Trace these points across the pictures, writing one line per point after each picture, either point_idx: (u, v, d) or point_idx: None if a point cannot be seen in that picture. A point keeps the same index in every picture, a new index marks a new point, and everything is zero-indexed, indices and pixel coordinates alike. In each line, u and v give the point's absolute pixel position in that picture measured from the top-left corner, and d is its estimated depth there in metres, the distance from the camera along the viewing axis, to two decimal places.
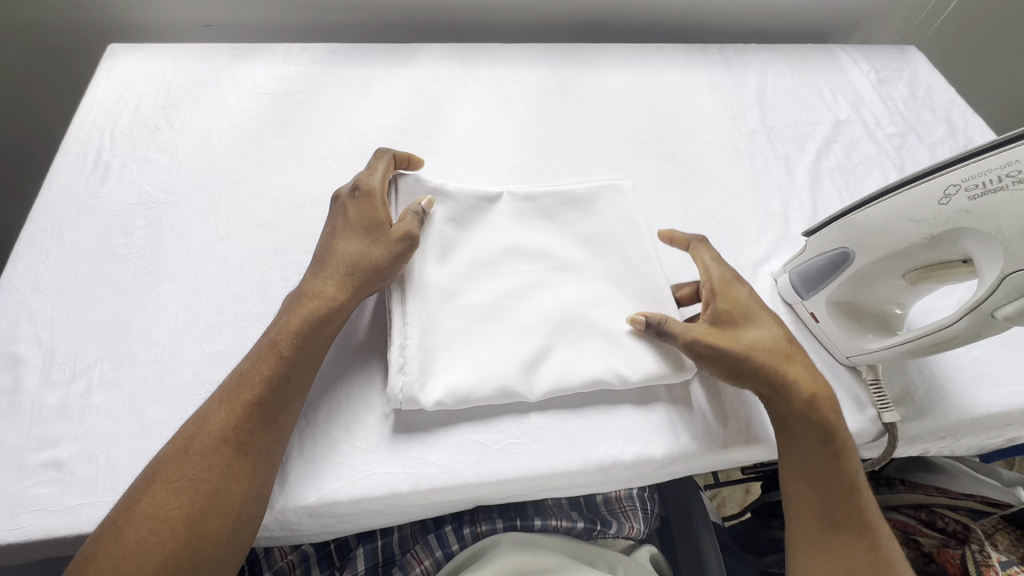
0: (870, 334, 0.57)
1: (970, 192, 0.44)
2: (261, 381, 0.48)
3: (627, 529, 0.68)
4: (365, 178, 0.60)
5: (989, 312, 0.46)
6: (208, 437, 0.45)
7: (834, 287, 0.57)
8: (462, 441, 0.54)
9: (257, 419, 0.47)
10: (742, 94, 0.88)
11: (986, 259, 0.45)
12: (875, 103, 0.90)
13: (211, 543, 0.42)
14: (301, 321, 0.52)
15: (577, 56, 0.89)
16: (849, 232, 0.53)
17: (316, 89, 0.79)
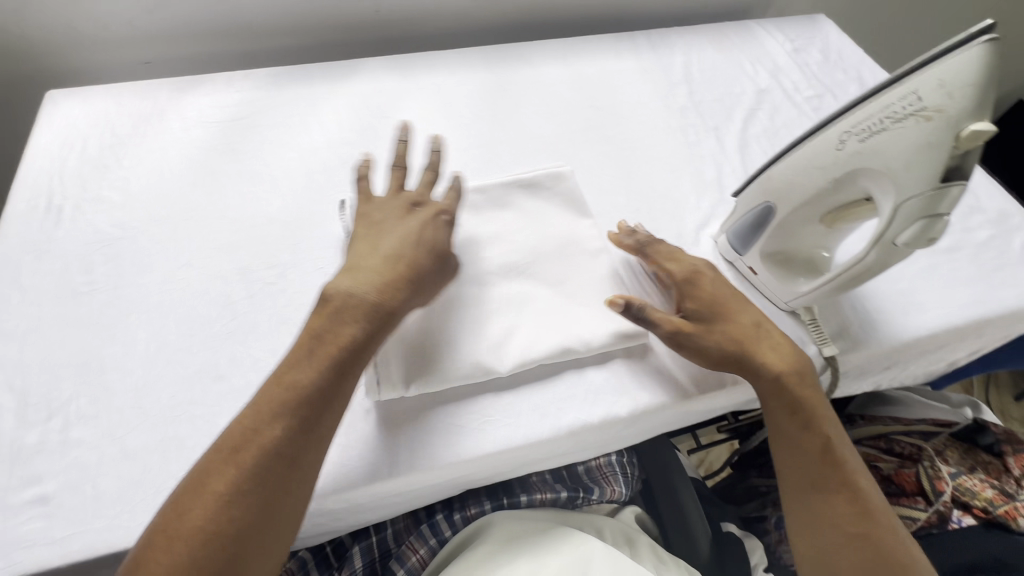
0: (801, 278, 0.63)
1: (859, 136, 0.49)
2: (299, 398, 0.48)
3: (608, 492, 0.72)
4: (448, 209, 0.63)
5: (891, 240, 0.51)
6: (258, 450, 0.46)
7: (765, 239, 0.62)
8: (440, 424, 0.57)
9: (274, 471, 0.46)
10: (669, 74, 0.93)
11: (879, 193, 0.50)
12: (792, 70, 0.96)
13: (257, 551, 0.45)
14: (316, 373, 0.50)
15: (511, 54, 0.93)
16: (768, 187, 0.58)
17: (262, 112, 0.81)
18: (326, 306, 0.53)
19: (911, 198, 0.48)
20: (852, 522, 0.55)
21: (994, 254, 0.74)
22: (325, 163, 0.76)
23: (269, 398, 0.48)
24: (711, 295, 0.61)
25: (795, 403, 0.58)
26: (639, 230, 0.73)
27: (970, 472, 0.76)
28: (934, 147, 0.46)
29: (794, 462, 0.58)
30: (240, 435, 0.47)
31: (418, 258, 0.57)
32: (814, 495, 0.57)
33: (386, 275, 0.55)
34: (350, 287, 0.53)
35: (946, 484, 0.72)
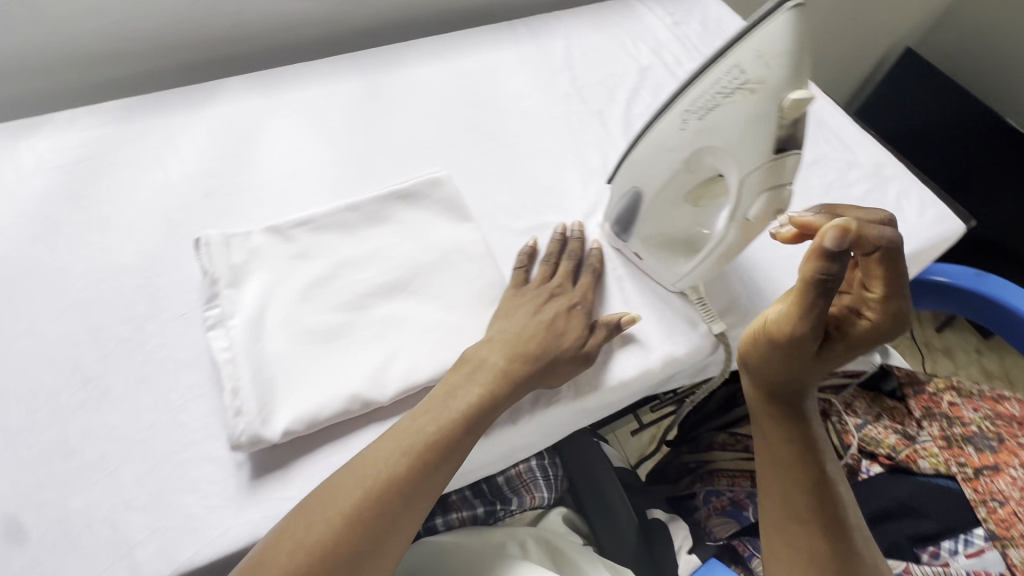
0: (681, 259, 0.61)
1: (697, 115, 0.48)
2: (466, 415, 0.52)
3: (528, 501, 0.70)
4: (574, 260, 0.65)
5: (744, 217, 0.51)
6: (394, 473, 0.48)
7: (642, 223, 0.61)
8: (320, 465, 0.53)
9: (387, 516, 0.47)
10: (551, 61, 0.91)
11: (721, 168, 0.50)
12: (673, 44, 0.96)
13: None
14: (444, 425, 0.51)
15: (386, 58, 0.89)
16: (632, 173, 0.57)
17: (111, 150, 0.74)
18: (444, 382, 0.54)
19: (748, 172, 0.47)
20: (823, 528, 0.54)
21: (872, 207, 0.75)
22: (185, 198, 0.70)
23: (449, 424, 0.51)
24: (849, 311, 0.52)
25: (788, 408, 0.56)
26: (526, 228, 0.71)
27: (876, 422, 0.77)
28: (760, 119, 0.45)
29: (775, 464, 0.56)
30: (375, 487, 0.47)
31: (577, 315, 0.60)
32: (786, 499, 0.56)
33: (508, 345, 0.56)
34: (483, 351, 0.56)
35: (853, 437, 0.74)
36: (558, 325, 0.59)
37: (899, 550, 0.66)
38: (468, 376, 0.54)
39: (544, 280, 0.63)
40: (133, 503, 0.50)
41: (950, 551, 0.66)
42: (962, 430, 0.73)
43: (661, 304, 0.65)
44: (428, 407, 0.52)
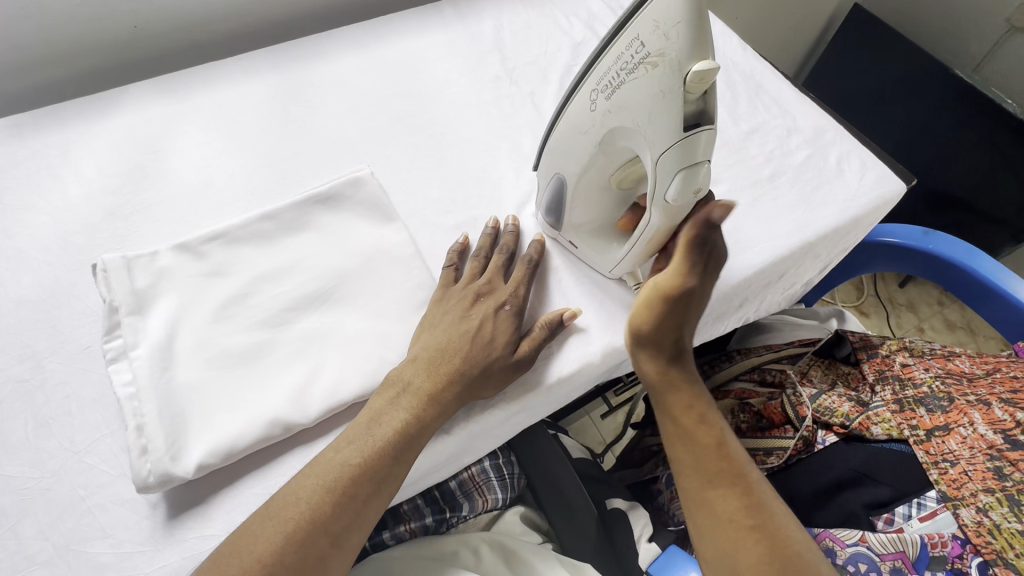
0: (614, 245, 0.59)
1: (605, 93, 0.48)
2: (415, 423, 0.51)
3: (481, 504, 0.68)
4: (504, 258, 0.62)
5: (662, 198, 0.49)
6: (352, 476, 0.48)
7: (571, 211, 0.59)
8: (240, 497, 0.50)
9: (346, 517, 0.47)
10: (479, 43, 0.87)
11: (641, 148, 0.48)
12: (607, 16, 0.92)
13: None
14: (369, 455, 0.49)
15: (303, 51, 0.83)
16: (556, 158, 0.57)
17: (1, 174, 0.69)
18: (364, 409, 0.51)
19: (664, 151, 0.46)
20: (749, 513, 0.52)
21: (812, 173, 0.74)
22: (86, 220, 0.65)
23: (401, 431, 0.50)
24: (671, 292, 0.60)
25: (683, 396, 0.57)
26: (455, 223, 0.68)
27: (830, 389, 0.77)
28: (669, 94, 0.43)
29: (687, 460, 0.55)
30: (301, 531, 0.45)
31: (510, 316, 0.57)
32: (709, 492, 0.53)
33: (436, 361, 0.54)
34: (407, 372, 0.53)
35: (807, 409, 0.73)
36: (490, 333, 0.56)
37: (855, 520, 0.68)
38: (403, 395, 0.52)
39: (472, 279, 0.60)
40: (37, 557, 0.47)
41: (903, 517, 0.66)
42: (914, 392, 0.71)
43: (599, 292, 0.63)
44: (365, 429, 0.50)
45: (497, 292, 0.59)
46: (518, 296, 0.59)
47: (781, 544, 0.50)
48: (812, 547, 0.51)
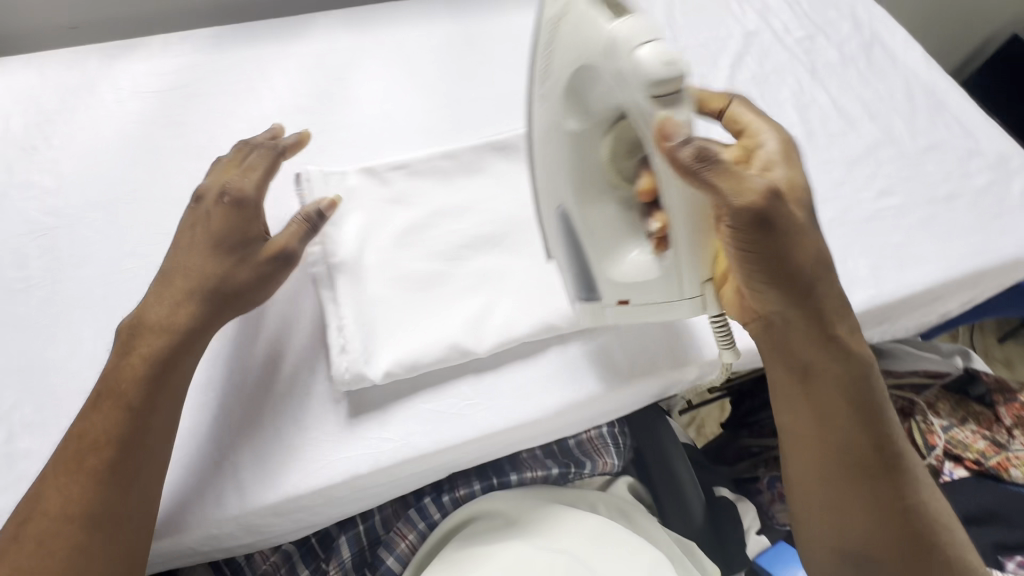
0: (630, 261, 0.49)
1: (541, 76, 0.49)
2: (121, 418, 0.44)
3: (601, 465, 0.70)
4: (235, 184, 0.52)
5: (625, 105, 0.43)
6: (108, 442, 0.43)
7: (588, 247, 0.50)
8: (418, 410, 0.53)
9: (82, 492, 0.42)
10: (651, 19, 0.86)
11: (610, 98, 0.44)
12: (782, 9, 0.89)
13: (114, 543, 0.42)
14: (132, 385, 0.45)
15: (478, 3, 0.85)
16: (550, 193, 0.53)
17: (204, 79, 0.73)
18: (125, 333, 0.48)
19: (591, 62, 0.43)
20: (898, 508, 0.50)
21: (992, 201, 0.70)
22: (280, 134, 0.69)
23: (121, 415, 0.44)
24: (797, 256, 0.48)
25: (818, 376, 0.51)
26: None
27: (961, 426, 0.75)
28: (568, 15, 0.44)
29: (824, 445, 0.51)
30: (76, 454, 0.43)
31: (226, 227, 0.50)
32: (848, 484, 0.51)
33: (171, 285, 0.49)
34: (160, 299, 0.49)
35: (939, 438, 0.73)
36: (217, 227, 0.50)
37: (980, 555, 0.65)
38: (164, 292, 0.49)
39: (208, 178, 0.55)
40: (236, 428, 0.51)
41: None
42: None
43: None
44: (119, 359, 0.46)
45: (219, 185, 0.53)
46: (239, 186, 0.52)
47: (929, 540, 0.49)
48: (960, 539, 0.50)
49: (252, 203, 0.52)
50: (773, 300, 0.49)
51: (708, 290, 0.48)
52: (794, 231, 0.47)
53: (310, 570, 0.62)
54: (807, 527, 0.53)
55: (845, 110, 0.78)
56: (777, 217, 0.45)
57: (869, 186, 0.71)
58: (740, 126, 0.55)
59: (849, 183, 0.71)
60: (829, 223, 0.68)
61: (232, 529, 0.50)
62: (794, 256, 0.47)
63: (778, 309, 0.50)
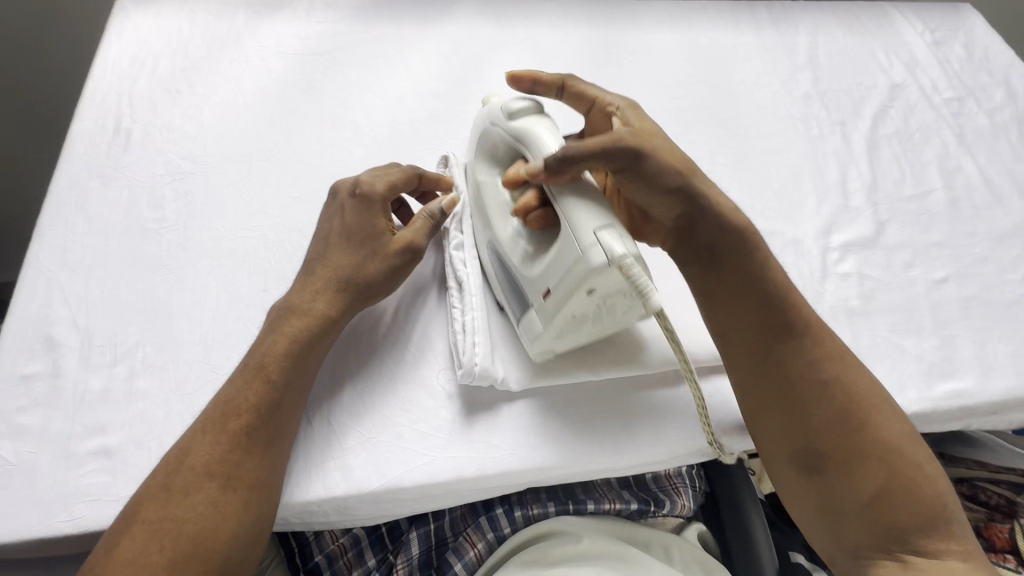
0: (533, 264, 0.47)
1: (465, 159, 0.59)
2: (249, 408, 0.44)
3: (679, 507, 0.65)
4: (367, 179, 0.54)
5: (491, 121, 0.52)
6: (245, 417, 0.44)
7: (521, 263, 0.49)
8: (529, 421, 0.52)
9: (214, 464, 0.42)
10: (793, 55, 0.83)
11: (489, 146, 0.54)
12: (932, 66, 0.85)
13: (239, 524, 0.41)
14: (271, 372, 0.46)
15: (618, 13, 0.83)
16: (480, 237, 0.55)
17: (345, 49, 0.73)
18: (274, 313, 0.50)
19: (492, 126, 0.52)
20: (839, 409, 0.46)
21: None
22: (414, 115, 0.69)
23: (259, 399, 0.45)
24: (662, 177, 0.48)
25: (732, 264, 0.50)
26: None
27: None
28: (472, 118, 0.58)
29: (756, 341, 0.49)
30: (220, 417, 0.44)
31: (362, 224, 0.52)
32: (789, 383, 0.47)
33: (310, 279, 0.51)
34: (294, 294, 0.51)
35: None
36: (350, 220, 0.52)
37: None
38: (307, 280, 0.51)
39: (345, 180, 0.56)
40: (348, 406, 0.51)
41: None
42: None
43: (894, 350, 0.60)
44: (266, 335, 0.48)
45: (355, 180, 0.54)
46: (370, 183, 0.53)
47: (871, 439, 0.46)
48: (921, 457, 0.46)
49: (381, 203, 0.53)
50: (665, 202, 0.49)
51: (605, 235, 0.42)
52: (663, 151, 0.48)
53: (377, 559, 0.59)
54: (756, 420, 0.49)
55: (993, 182, 0.74)
56: (649, 153, 0.47)
57: (1014, 268, 0.67)
58: (588, 97, 0.56)
59: (992, 261, 0.67)
60: (967, 300, 0.64)
61: (326, 509, 0.49)
62: (669, 175, 0.48)
63: (680, 212, 0.49)
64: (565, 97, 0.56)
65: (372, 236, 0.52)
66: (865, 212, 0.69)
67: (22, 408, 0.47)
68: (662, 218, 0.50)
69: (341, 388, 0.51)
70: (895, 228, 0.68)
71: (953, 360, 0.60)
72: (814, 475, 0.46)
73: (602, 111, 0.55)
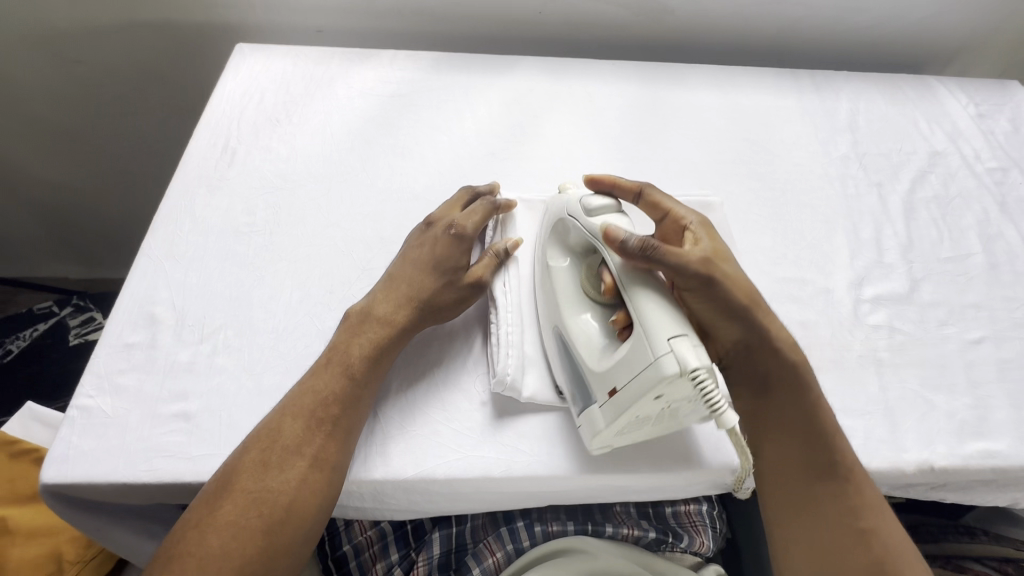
0: (602, 362, 0.50)
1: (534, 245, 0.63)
2: (333, 398, 0.51)
3: (698, 544, 0.63)
4: (457, 220, 0.61)
5: (572, 210, 0.56)
6: (327, 409, 0.50)
7: (584, 357, 0.52)
8: (556, 432, 0.55)
9: (299, 444, 0.48)
10: (834, 120, 0.87)
11: (575, 243, 0.57)
12: (975, 136, 0.87)
13: (313, 500, 0.47)
14: (353, 371, 0.53)
15: (666, 73, 0.90)
16: (548, 318, 0.57)
17: (420, 93, 0.84)
18: (350, 321, 0.57)
19: (569, 218, 0.56)
20: (848, 508, 0.50)
21: None
22: (475, 153, 0.77)
23: (341, 391, 0.51)
24: (738, 299, 0.52)
25: (779, 391, 0.53)
26: (783, 277, 0.69)
27: None
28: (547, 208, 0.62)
29: (796, 457, 0.52)
30: (310, 404, 0.50)
31: (445, 259, 0.59)
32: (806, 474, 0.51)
33: (392, 293, 0.58)
34: (373, 306, 0.57)
35: None
36: (438, 252, 0.60)
37: None
38: (391, 292, 0.58)
39: (434, 214, 0.64)
40: (392, 402, 0.56)
41: None
42: None
43: (923, 405, 0.60)
44: (350, 336, 0.55)
45: (449, 217, 0.62)
46: (463, 225, 0.61)
47: (872, 544, 0.48)
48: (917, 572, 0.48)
49: (466, 241, 0.60)
50: (733, 325, 0.52)
51: (680, 344, 0.44)
52: (733, 283, 0.52)
53: (400, 555, 0.63)
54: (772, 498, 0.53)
55: None
56: (719, 279, 0.51)
57: None
58: (662, 208, 0.59)
59: None
60: (1004, 363, 0.64)
61: (363, 493, 0.53)
62: (734, 296, 0.52)
63: (742, 336, 0.53)
64: (640, 203, 0.60)
65: (454, 269, 0.59)
66: (898, 269, 0.71)
67: (123, 370, 0.56)
68: (724, 338, 0.53)
69: (390, 387, 0.57)
70: (929, 286, 0.70)
71: (986, 421, 0.59)
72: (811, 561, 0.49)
73: (674, 222, 0.58)
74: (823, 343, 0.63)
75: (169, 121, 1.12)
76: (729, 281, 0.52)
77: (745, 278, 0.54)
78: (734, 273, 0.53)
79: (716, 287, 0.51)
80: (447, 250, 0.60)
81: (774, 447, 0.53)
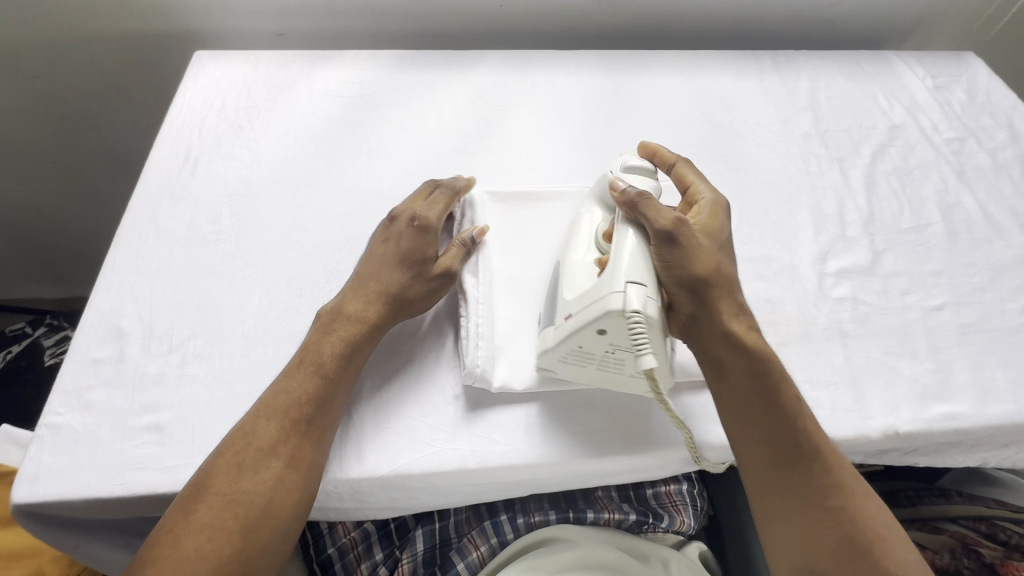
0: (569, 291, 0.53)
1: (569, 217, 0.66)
2: (306, 399, 0.51)
3: (678, 523, 0.65)
4: (422, 212, 0.61)
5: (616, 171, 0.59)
6: (300, 409, 0.50)
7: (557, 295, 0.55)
8: (530, 420, 0.56)
9: (273, 447, 0.48)
10: (796, 99, 0.88)
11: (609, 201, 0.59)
12: (932, 109, 0.89)
13: (290, 501, 0.47)
14: (325, 371, 0.53)
15: (629, 61, 0.91)
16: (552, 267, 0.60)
17: (383, 92, 0.83)
18: (321, 319, 0.57)
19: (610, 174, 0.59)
20: (818, 488, 0.50)
21: None
22: (440, 149, 0.78)
23: (314, 391, 0.51)
24: (696, 268, 0.52)
25: (734, 370, 0.52)
26: (749, 256, 0.70)
27: None
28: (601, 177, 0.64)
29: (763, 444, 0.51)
30: (283, 405, 0.50)
31: (413, 252, 0.59)
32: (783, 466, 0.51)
33: (360, 291, 0.58)
34: (342, 304, 0.57)
35: None
36: (405, 245, 0.59)
37: None
38: (360, 289, 0.58)
39: (401, 207, 0.64)
40: (364, 399, 0.56)
41: None
42: None
43: (888, 372, 0.61)
44: (321, 335, 0.55)
45: (414, 211, 0.62)
46: (428, 217, 0.61)
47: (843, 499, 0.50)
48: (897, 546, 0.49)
49: (433, 233, 0.60)
50: (686, 296, 0.52)
51: (633, 289, 0.48)
52: (700, 251, 0.52)
53: (385, 554, 0.64)
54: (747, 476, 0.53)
55: (994, 217, 0.76)
56: (683, 241, 0.52)
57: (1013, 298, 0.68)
58: (688, 182, 0.61)
59: (991, 290, 0.69)
60: (964, 327, 0.65)
61: (341, 491, 0.54)
62: (695, 268, 0.52)
63: (694, 308, 0.52)
64: (673, 175, 0.63)
65: (423, 261, 0.59)
66: (862, 242, 0.72)
67: (92, 386, 0.55)
68: (679, 309, 0.52)
69: (362, 385, 0.57)
70: (891, 257, 0.71)
71: (948, 384, 0.61)
72: (804, 570, 0.49)
73: (690, 198, 0.60)
74: (789, 319, 0.65)
75: (136, 131, 1.11)
76: (703, 255, 0.52)
77: (721, 265, 0.54)
78: (710, 255, 0.53)
79: (681, 252, 0.51)
80: (416, 241, 0.59)
81: (728, 388, 0.53)
